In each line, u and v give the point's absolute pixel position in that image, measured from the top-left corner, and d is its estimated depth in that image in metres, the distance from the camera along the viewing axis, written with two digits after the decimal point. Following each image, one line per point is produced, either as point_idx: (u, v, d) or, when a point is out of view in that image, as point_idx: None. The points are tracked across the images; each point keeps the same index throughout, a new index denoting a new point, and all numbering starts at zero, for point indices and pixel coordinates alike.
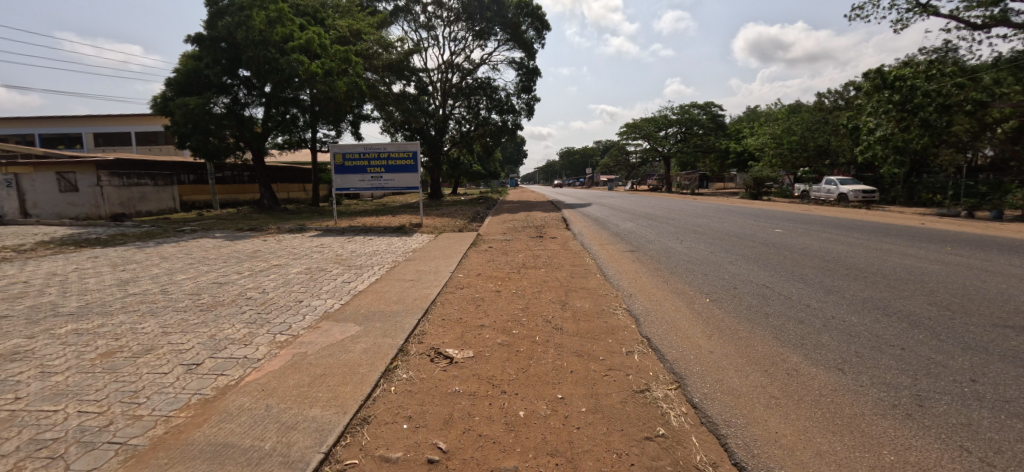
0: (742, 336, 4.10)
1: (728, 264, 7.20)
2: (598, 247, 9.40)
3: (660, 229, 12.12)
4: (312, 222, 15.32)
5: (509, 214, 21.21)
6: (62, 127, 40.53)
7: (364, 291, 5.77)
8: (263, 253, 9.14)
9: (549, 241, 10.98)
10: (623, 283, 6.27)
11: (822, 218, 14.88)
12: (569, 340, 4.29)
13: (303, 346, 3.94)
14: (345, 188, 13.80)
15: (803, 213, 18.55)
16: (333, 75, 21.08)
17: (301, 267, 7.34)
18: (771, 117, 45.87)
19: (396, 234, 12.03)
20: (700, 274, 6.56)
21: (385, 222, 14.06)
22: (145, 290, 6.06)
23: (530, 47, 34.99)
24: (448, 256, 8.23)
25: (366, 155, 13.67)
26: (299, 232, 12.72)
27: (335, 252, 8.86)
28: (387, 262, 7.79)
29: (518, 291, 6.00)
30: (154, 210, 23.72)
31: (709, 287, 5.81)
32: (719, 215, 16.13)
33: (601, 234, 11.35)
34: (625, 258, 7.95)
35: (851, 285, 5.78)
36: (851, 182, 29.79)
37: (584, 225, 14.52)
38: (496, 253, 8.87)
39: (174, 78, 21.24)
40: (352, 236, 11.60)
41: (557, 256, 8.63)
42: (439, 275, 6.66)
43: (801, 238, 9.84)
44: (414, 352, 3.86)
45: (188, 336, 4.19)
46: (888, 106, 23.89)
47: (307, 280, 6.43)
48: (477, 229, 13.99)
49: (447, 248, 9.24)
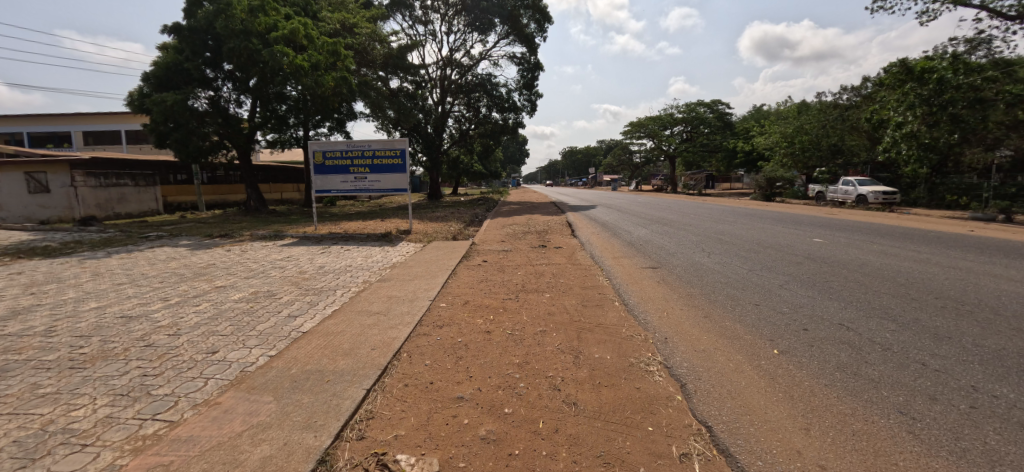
0: (859, 434, 2.62)
1: (780, 290, 5.70)
2: (611, 262, 7.92)
3: (678, 237, 10.68)
4: (292, 226, 13.94)
5: (509, 216, 19.82)
6: (49, 126, 39.21)
7: (311, 331, 4.34)
8: (215, 268, 7.70)
9: (554, 251, 9.54)
10: (652, 319, 4.81)
11: (856, 224, 13.37)
12: (590, 430, 2.80)
13: (171, 451, 2.48)
14: (326, 189, 12.37)
15: (830, 217, 17.00)
16: (320, 68, 19.41)
17: (248, 292, 5.89)
18: (780, 114, 44.42)
19: (379, 241, 10.59)
20: (749, 305, 5.10)
21: (370, 228, 12.66)
22: (28, 327, 4.62)
23: (531, 41, 33.54)
24: (432, 276, 6.76)
25: (349, 154, 12.24)
26: (272, 240, 11.28)
27: (299, 269, 7.39)
28: (358, 284, 6.34)
29: (516, 329, 4.54)
30: (134, 212, 22.37)
31: (770, 329, 4.34)
32: (740, 220, 14.63)
33: (614, 244, 9.85)
34: (648, 279, 6.51)
35: (960, 327, 4.28)
36: (869, 182, 28.23)
37: (592, 231, 13.08)
38: (492, 270, 7.39)
39: (151, 71, 19.82)
40: (328, 245, 10.16)
41: (565, 273, 7.17)
42: (417, 305, 5.20)
43: (850, 251, 8.32)
44: (344, 464, 2.39)
45: (9, 426, 2.74)
46: (914, 101, 22.01)
47: (242, 312, 4.97)
48: (472, 236, 12.55)
49: (432, 263, 7.77)
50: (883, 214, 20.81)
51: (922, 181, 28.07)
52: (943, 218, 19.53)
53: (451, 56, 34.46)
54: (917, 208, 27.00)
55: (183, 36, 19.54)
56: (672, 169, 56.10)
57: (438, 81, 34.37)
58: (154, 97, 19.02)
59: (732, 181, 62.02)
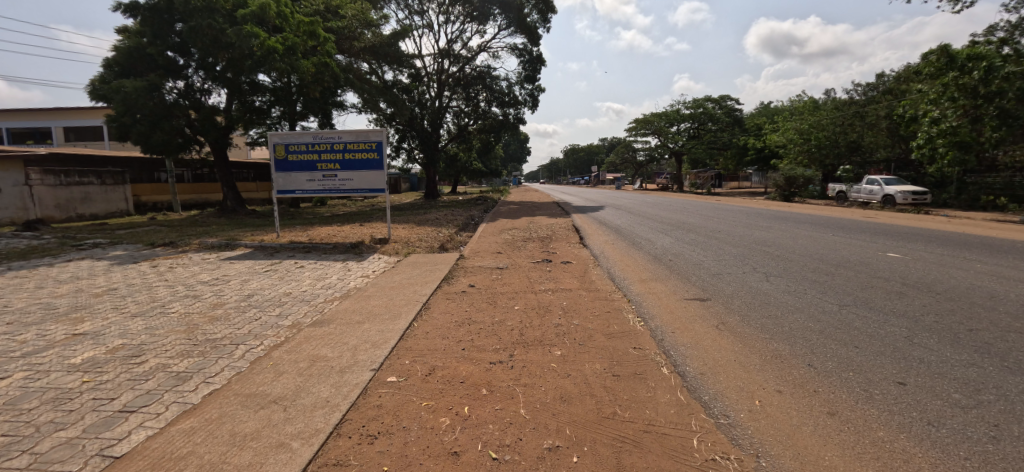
0: None
1: (916, 350, 3.69)
2: (639, 289, 5.93)
3: (713, 248, 8.76)
4: (255, 232, 11.96)
5: (509, 219, 17.85)
6: (30, 121, 37.04)
7: (126, 461, 2.33)
8: (107, 299, 5.68)
9: (563, 268, 7.59)
10: (740, 418, 2.78)
11: (912, 231, 11.38)
12: None
13: None
14: (289, 189, 10.38)
15: (869, 221, 15.03)
16: (296, 52, 17.21)
17: (103, 351, 3.88)
18: (792, 107, 41.99)
19: (345, 254, 8.56)
20: (884, 386, 3.12)
21: (343, 235, 10.67)
22: None
23: (534, 32, 31.39)
24: (393, 316, 4.70)
25: (316, 147, 10.21)
26: (220, 250, 9.30)
27: (214, 302, 5.36)
28: (281, 330, 4.31)
29: (507, 450, 2.47)
30: (99, 213, 20.58)
31: (979, 459, 2.30)
32: (773, 224, 12.66)
33: (636, 260, 7.87)
34: (700, 320, 4.56)
35: None
36: (896, 181, 26.02)
37: (605, 238, 11.10)
38: (481, 303, 5.37)
39: (113, 58, 17.97)
40: (280, 259, 8.13)
41: (581, 310, 5.12)
42: (347, 384, 3.17)
43: (954, 273, 6.27)
44: None
45: None
46: (955, 93, 19.49)
47: (56, 401, 2.97)
48: (463, 246, 10.53)
49: (399, 290, 5.73)
50: (920, 216, 18.81)
51: (954, 179, 25.74)
52: (990, 221, 17.42)
53: (449, 47, 32.43)
54: (948, 208, 24.81)
55: (145, 17, 17.62)
56: (677, 167, 54.29)
57: (434, 74, 32.43)
58: (114, 86, 17.21)
59: (740, 181, 60.13)
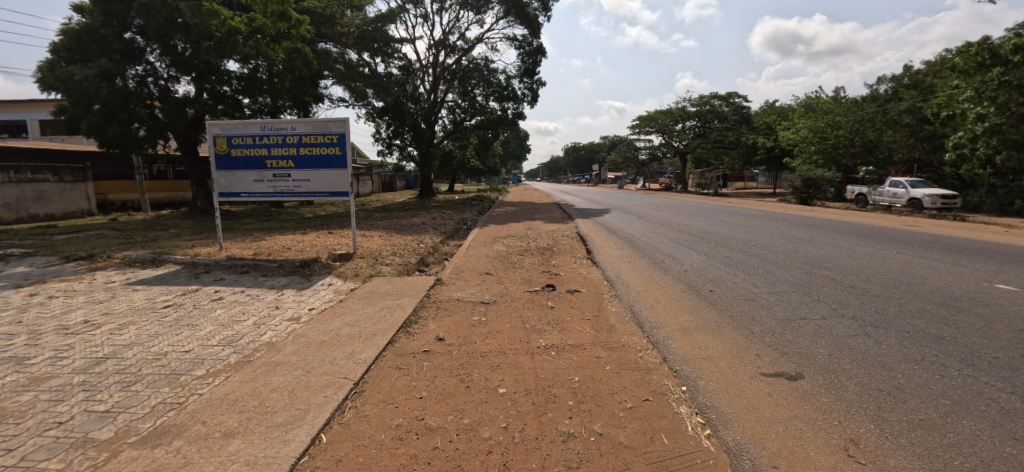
0: None
1: None
2: (684, 349, 4.04)
3: (759, 272, 6.88)
4: (201, 242, 10.05)
5: (504, 224, 15.93)
6: (5, 114, 34.89)
7: None
8: None
9: (569, 303, 5.68)
10: None
11: (982, 246, 9.51)
12: None
13: None
14: (234, 192, 8.48)
15: (913, 230, 13.12)
16: (264, 34, 15.66)
17: None
18: (804, 104, 39.79)
19: (289, 276, 6.68)
20: None
21: (300, 248, 8.78)
22: None
23: (534, 22, 29.38)
24: (291, 419, 2.77)
25: (264, 140, 8.31)
26: (140, 269, 7.40)
27: (37, 376, 3.45)
28: (78, 459, 2.40)
29: None
30: (56, 213, 18.56)
31: None
32: (815, 235, 10.78)
33: (666, 290, 6.03)
34: (813, 435, 2.65)
35: None
36: (923, 183, 23.93)
37: (618, 253, 9.23)
38: (448, 380, 3.45)
39: (63, 41, 16.01)
40: (203, 284, 6.23)
41: (605, 398, 3.19)
42: None
43: None
44: None
45: None
46: (999, 89, 17.59)
47: None
48: (445, 263, 8.62)
49: (331, 353, 3.84)
50: (963, 223, 16.76)
51: (982, 181, 23.60)
52: None
53: (444, 37, 30.50)
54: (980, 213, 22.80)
55: None
56: (682, 166, 52.35)
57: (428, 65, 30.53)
58: (62, 71, 15.26)
59: (746, 182, 58.00)
